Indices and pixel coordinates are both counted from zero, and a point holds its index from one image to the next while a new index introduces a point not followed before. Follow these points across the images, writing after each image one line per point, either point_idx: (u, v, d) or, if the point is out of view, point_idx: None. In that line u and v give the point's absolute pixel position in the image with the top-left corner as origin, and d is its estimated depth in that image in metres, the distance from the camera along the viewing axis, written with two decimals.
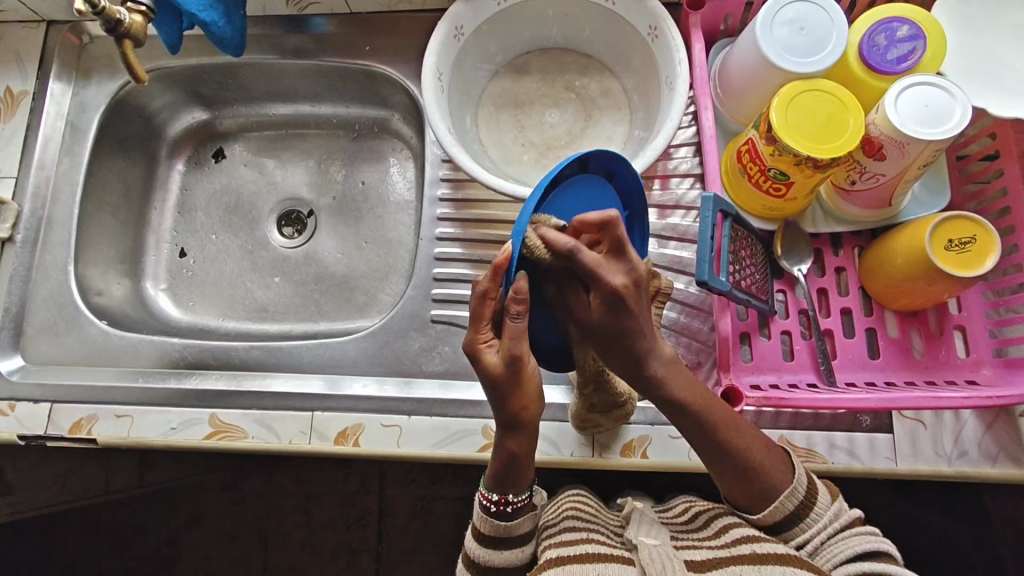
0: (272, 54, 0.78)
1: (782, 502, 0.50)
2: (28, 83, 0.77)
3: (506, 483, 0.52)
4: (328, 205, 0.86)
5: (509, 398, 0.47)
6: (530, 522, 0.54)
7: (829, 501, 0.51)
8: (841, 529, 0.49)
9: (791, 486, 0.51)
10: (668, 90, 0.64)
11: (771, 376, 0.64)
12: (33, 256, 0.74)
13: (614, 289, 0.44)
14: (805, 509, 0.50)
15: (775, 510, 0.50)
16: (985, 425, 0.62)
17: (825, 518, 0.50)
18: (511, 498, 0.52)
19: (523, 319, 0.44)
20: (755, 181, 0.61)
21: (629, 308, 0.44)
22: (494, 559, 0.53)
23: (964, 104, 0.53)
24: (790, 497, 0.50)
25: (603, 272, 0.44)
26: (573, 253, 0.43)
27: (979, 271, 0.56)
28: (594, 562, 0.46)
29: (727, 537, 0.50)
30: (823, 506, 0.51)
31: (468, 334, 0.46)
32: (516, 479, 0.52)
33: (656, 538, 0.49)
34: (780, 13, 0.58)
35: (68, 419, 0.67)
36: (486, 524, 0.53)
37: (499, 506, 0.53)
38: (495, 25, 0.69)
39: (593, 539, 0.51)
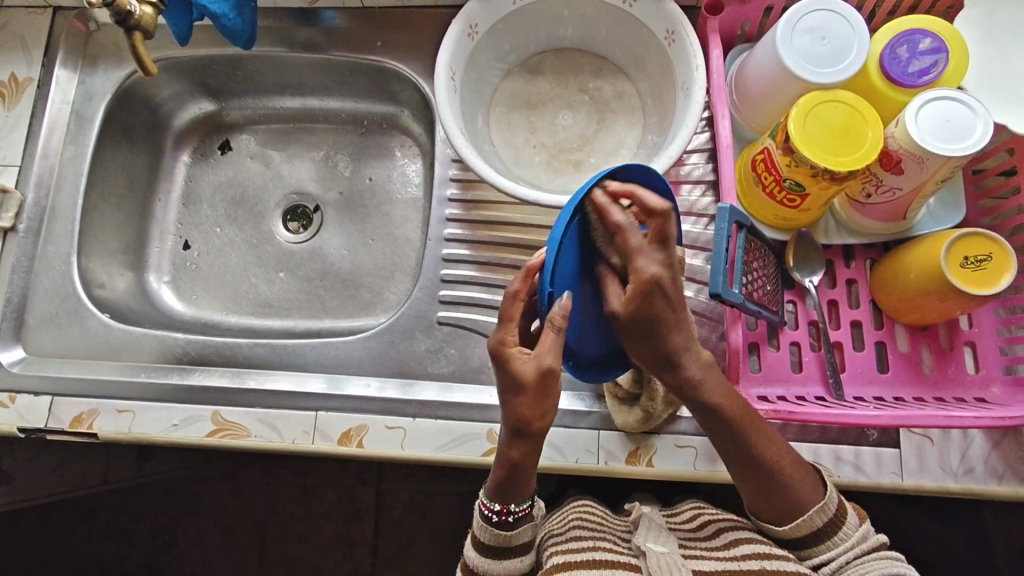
0: (283, 46, 0.77)
1: (811, 517, 0.51)
2: (33, 70, 0.76)
3: (506, 494, 0.51)
4: (335, 201, 0.85)
5: (522, 407, 0.45)
6: (530, 530, 0.54)
7: (858, 522, 0.51)
8: (866, 552, 0.50)
9: (821, 502, 0.51)
10: (684, 95, 0.63)
11: (778, 388, 0.63)
12: (36, 246, 0.73)
13: (648, 278, 0.44)
14: (833, 528, 0.51)
15: (803, 525, 0.51)
16: (992, 443, 0.62)
17: (852, 539, 0.50)
18: (513, 509, 0.52)
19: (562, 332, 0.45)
20: (770, 191, 0.60)
21: (657, 299, 0.45)
22: (491, 569, 0.53)
23: (985, 120, 0.53)
24: (821, 513, 0.51)
25: (640, 257, 0.45)
26: (620, 228, 0.45)
27: (995, 290, 0.55)
28: (601, 569, 0.47)
29: (739, 549, 0.51)
30: (850, 528, 0.51)
31: (495, 336, 0.46)
32: (517, 488, 0.51)
33: (665, 547, 0.50)
34: (800, 21, 0.58)
35: (69, 413, 0.67)
36: (486, 532, 0.53)
37: (501, 516, 0.52)
38: (511, 24, 0.68)
39: (599, 546, 0.51)
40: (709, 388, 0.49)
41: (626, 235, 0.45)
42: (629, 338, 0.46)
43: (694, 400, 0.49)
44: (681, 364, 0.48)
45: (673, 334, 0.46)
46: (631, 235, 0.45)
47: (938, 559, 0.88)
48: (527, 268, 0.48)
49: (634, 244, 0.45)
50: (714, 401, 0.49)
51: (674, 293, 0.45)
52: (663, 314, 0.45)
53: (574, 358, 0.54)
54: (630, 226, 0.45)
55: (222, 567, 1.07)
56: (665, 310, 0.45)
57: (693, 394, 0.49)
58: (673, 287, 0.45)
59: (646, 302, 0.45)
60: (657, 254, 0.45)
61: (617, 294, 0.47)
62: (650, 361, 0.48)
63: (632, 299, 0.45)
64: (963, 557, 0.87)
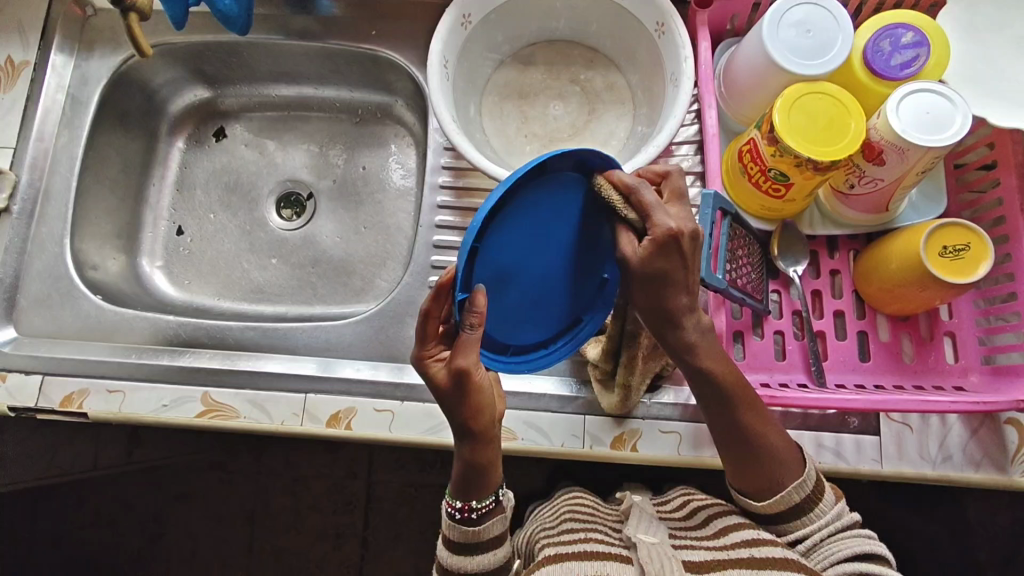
0: (279, 35, 0.78)
1: (789, 494, 0.52)
2: (29, 53, 0.76)
3: (466, 489, 0.52)
4: (329, 188, 0.85)
5: (460, 408, 0.47)
6: (501, 522, 0.54)
7: (833, 501, 0.52)
8: (840, 529, 0.51)
9: (799, 480, 0.52)
10: (672, 86, 0.64)
11: (762, 375, 0.64)
12: (29, 227, 0.74)
13: (670, 231, 0.42)
14: (809, 504, 0.52)
15: (780, 501, 0.52)
16: (970, 431, 0.63)
17: (826, 517, 0.52)
18: (475, 506, 0.52)
19: (476, 332, 0.43)
20: (755, 181, 0.61)
21: (678, 252, 0.43)
22: (465, 566, 0.53)
23: (964, 112, 0.54)
24: (798, 490, 0.52)
25: (655, 212, 0.43)
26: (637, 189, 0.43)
27: (973, 278, 0.57)
28: (591, 561, 0.46)
29: (728, 538, 0.50)
30: (827, 504, 0.52)
31: (418, 345, 0.47)
32: (479, 484, 0.52)
33: (655, 537, 0.49)
34: (786, 15, 0.59)
35: (59, 392, 0.67)
36: (453, 530, 0.53)
37: (464, 513, 0.52)
38: (504, 14, 0.69)
39: (590, 538, 0.51)
40: (705, 353, 0.48)
41: (642, 193, 0.43)
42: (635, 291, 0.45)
43: (690, 365, 0.49)
44: (681, 326, 0.46)
45: (682, 294, 0.45)
46: (648, 195, 0.43)
47: (918, 551, 0.89)
48: (438, 283, 0.45)
49: (651, 199, 0.43)
50: (707, 366, 0.48)
51: (693, 248, 0.44)
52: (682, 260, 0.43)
53: (508, 347, 0.51)
54: (643, 185, 0.43)
55: (210, 555, 1.08)
56: (678, 266, 0.43)
57: (692, 359, 0.48)
58: (691, 244, 0.44)
59: (666, 253, 0.43)
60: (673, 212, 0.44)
61: (628, 242, 0.44)
62: (650, 319, 0.47)
63: (650, 252, 0.43)
64: (940, 548, 0.89)
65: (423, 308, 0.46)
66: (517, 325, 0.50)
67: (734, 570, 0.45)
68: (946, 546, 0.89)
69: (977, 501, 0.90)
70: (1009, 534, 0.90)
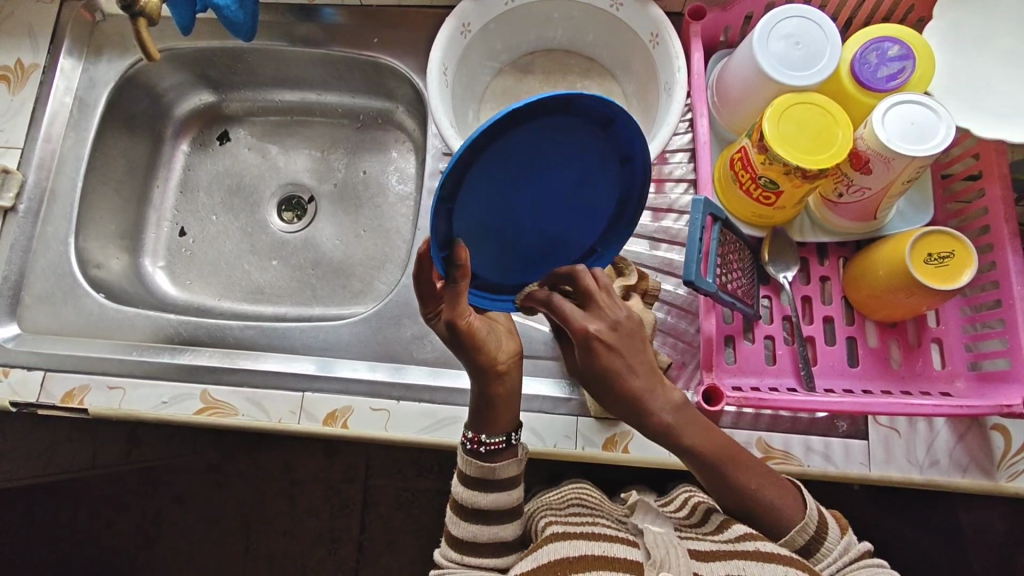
0: (283, 41, 0.80)
1: (794, 536, 0.52)
2: (39, 57, 0.78)
3: (478, 422, 0.53)
4: (329, 193, 0.87)
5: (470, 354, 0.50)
6: (514, 465, 0.54)
7: (840, 535, 0.54)
8: (851, 562, 0.52)
9: (801, 522, 0.52)
10: (666, 95, 0.66)
11: (752, 379, 0.65)
12: (35, 226, 0.75)
13: (585, 331, 0.45)
14: (816, 544, 0.53)
15: (788, 544, 0.52)
16: (957, 436, 0.64)
17: (835, 552, 0.53)
18: (485, 439, 0.53)
19: (457, 284, 0.45)
20: (746, 188, 0.63)
21: (601, 353, 0.45)
22: (480, 501, 0.53)
23: (948, 123, 0.56)
24: (802, 532, 0.52)
25: (573, 318, 0.46)
26: (548, 301, 0.47)
27: (957, 284, 0.58)
28: (600, 541, 0.47)
29: (732, 532, 0.51)
30: (833, 541, 0.53)
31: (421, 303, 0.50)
32: (491, 418, 0.53)
33: (661, 526, 0.49)
34: (777, 27, 0.60)
35: (61, 388, 0.69)
36: (470, 466, 0.54)
37: (475, 445, 0.53)
38: (502, 24, 0.71)
39: (597, 523, 0.52)
40: (682, 430, 0.47)
41: (557, 304, 0.47)
42: (587, 388, 0.47)
43: (668, 441, 0.48)
44: (647, 409, 0.46)
45: (630, 378, 0.45)
46: (569, 311, 0.46)
47: (910, 559, 0.90)
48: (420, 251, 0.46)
49: (564, 311, 0.46)
50: (694, 444, 0.48)
51: (625, 346, 0.45)
52: (611, 356, 0.45)
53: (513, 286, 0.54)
54: (559, 297, 0.47)
55: (206, 557, 1.08)
56: (613, 361, 0.45)
57: (672, 438, 0.48)
58: (617, 337, 0.45)
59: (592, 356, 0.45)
60: (597, 312, 0.46)
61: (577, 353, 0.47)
62: (620, 413, 0.47)
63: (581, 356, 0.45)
64: (933, 556, 0.90)
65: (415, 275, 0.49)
66: (508, 264, 0.52)
67: (737, 561, 0.46)
68: (938, 554, 0.90)
69: (969, 509, 0.90)
70: (998, 542, 0.90)
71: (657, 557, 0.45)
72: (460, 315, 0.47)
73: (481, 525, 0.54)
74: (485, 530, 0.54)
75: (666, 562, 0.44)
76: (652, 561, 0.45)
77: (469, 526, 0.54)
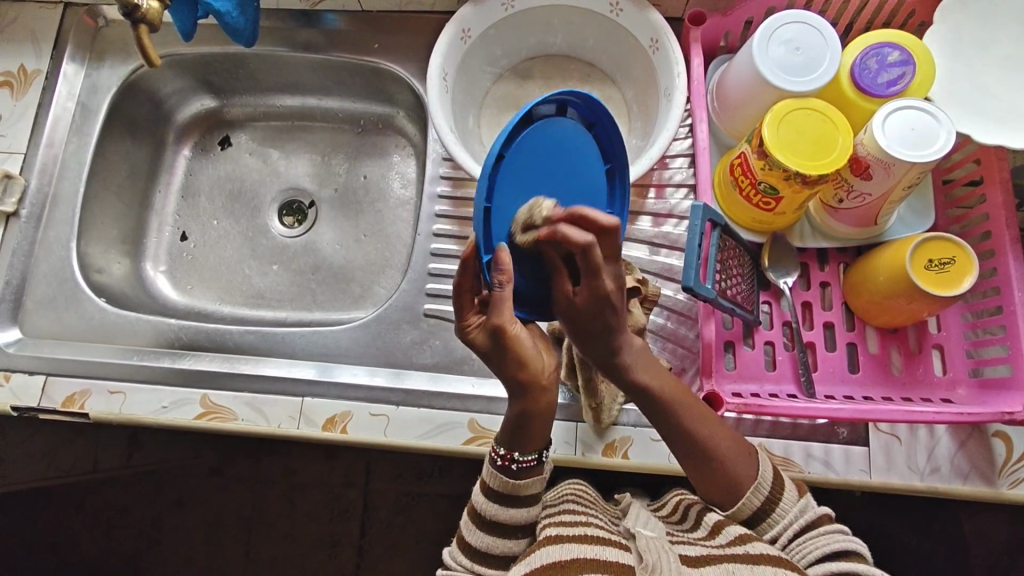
0: (284, 46, 0.80)
1: (750, 498, 0.52)
2: (42, 63, 0.79)
3: (514, 439, 0.52)
4: (330, 197, 0.87)
5: (507, 364, 0.50)
6: (539, 483, 0.54)
7: (796, 497, 0.52)
8: (806, 527, 0.50)
9: (757, 481, 0.52)
10: (666, 100, 0.66)
11: (752, 385, 0.65)
12: (37, 231, 0.75)
13: (608, 291, 0.45)
14: (771, 506, 0.52)
15: (742, 506, 0.52)
16: (958, 443, 0.63)
17: (790, 515, 0.51)
18: (517, 457, 0.52)
19: (506, 288, 0.46)
20: (746, 194, 0.63)
21: (611, 306, 0.46)
22: (500, 515, 0.53)
23: (948, 129, 0.55)
24: (756, 492, 0.52)
25: (603, 272, 0.44)
26: (587, 248, 0.42)
27: (958, 291, 0.58)
28: (592, 545, 0.47)
29: (726, 533, 0.50)
30: (788, 504, 0.52)
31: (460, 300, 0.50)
32: (527, 437, 0.52)
33: (654, 531, 0.49)
34: (776, 33, 0.60)
35: (62, 393, 0.69)
36: (494, 479, 0.53)
37: (504, 461, 0.52)
38: (502, 29, 0.71)
39: (590, 524, 0.51)
40: (641, 370, 0.52)
41: (595, 253, 0.43)
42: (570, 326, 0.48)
43: (627, 381, 0.52)
44: (629, 369, 0.51)
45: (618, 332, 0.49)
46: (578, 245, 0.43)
47: (913, 565, 0.89)
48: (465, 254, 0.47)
49: (598, 261, 0.43)
50: (643, 381, 0.51)
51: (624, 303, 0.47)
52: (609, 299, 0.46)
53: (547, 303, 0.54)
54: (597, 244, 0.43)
55: (207, 560, 1.08)
56: (610, 316, 0.47)
57: (627, 377, 0.51)
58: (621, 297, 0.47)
59: (601, 306, 0.46)
60: (614, 268, 0.46)
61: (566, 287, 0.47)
62: (593, 356, 0.51)
63: (586, 301, 0.46)
64: (936, 563, 0.89)
65: (455, 281, 0.49)
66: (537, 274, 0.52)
67: (729, 565, 0.45)
68: (941, 561, 0.89)
69: (972, 516, 0.90)
70: (1002, 550, 0.90)
71: (649, 561, 0.45)
72: (505, 322, 0.48)
73: (496, 537, 0.53)
74: (499, 543, 0.53)
75: (657, 566, 0.44)
76: (644, 564, 0.45)
77: (484, 535, 0.53)
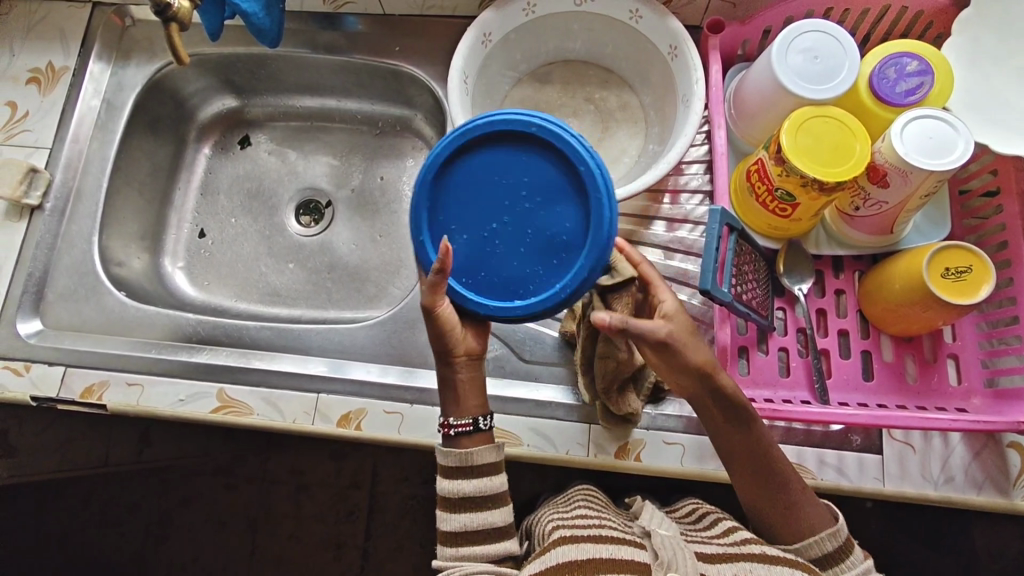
0: (306, 48, 0.81)
1: (823, 540, 0.53)
2: (69, 60, 0.81)
3: (446, 405, 0.58)
4: (347, 198, 0.88)
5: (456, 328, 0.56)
6: (491, 452, 0.56)
7: (862, 556, 0.53)
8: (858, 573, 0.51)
9: (832, 527, 0.53)
10: (684, 107, 0.67)
11: (766, 391, 0.65)
12: (61, 224, 0.77)
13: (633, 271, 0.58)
14: (842, 554, 0.52)
15: (813, 546, 0.53)
16: (972, 453, 0.63)
17: (857, 568, 0.51)
18: (453, 422, 0.56)
19: None
20: (762, 200, 0.63)
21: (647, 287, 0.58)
22: (461, 488, 0.55)
23: (966, 138, 0.56)
24: (832, 536, 0.53)
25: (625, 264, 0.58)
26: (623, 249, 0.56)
27: (975, 299, 0.58)
28: (606, 543, 0.47)
29: (736, 536, 0.52)
30: (856, 559, 0.52)
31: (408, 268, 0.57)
32: (456, 400, 0.57)
33: (669, 530, 0.50)
34: (795, 41, 0.61)
35: (80, 384, 0.70)
36: (447, 457, 0.56)
37: (445, 430, 0.56)
38: (523, 35, 0.72)
39: (604, 525, 0.52)
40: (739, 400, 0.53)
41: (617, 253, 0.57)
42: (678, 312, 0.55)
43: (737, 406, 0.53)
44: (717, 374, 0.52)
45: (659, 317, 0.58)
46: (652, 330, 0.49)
47: None
48: None
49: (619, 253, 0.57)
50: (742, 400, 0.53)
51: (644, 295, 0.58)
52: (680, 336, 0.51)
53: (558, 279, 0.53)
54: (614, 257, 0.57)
55: (212, 559, 1.09)
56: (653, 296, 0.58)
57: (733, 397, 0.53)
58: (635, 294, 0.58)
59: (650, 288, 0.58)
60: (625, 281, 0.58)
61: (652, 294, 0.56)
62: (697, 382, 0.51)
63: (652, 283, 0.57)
64: None
65: None
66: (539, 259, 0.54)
67: (745, 562, 0.46)
68: None
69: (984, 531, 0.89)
70: None
71: (665, 559, 0.46)
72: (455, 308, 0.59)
73: (468, 513, 0.55)
74: (475, 516, 0.55)
75: (673, 563, 0.45)
76: (660, 562, 0.46)
77: (455, 515, 0.55)
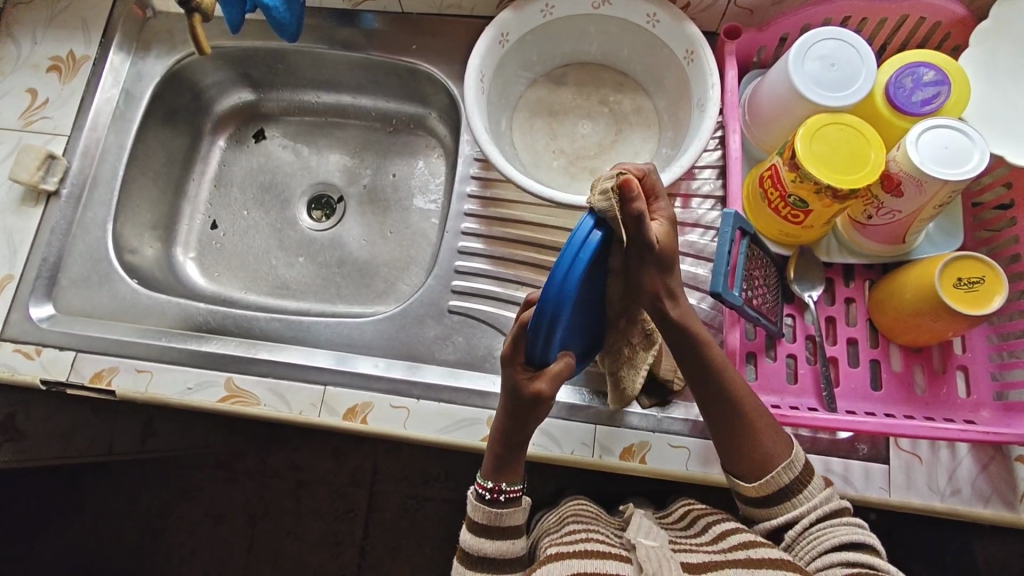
0: (323, 44, 0.82)
1: (778, 474, 0.53)
2: (90, 49, 0.81)
3: (500, 472, 0.55)
4: (358, 194, 0.89)
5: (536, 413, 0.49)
6: (520, 514, 0.56)
7: (820, 487, 0.54)
8: (829, 514, 0.52)
9: (789, 459, 0.53)
10: (699, 112, 0.67)
11: (773, 397, 0.65)
12: (76, 211, 0.77)
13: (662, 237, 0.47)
14: (798, 486, 0.53)
15: (769, 482, 0.53)
16: (980, 466, 0.63)
17: (813, 501, 0.53)
18: (504, 488, 0.55)
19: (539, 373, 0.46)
20: (775, 206, 0.63)
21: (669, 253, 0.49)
22: (486, 548, 0.55)
23: (982, 149, 0.56)
24: (787, 470, 0.53)
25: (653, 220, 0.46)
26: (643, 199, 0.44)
27: (987, 310, 0.58)
28: (592, 558, 0.47)
29: (730, 540, 0.51)
30: (814, 488, 0.53)
31: (505, 352, 0.46)
32: (511, 461, 0.54)
33: (654, 540, 0.50)
34: (813, 48, 0.61)
35: (90, 368, 0.70)
36: (478, 512, 0.55)
37: (493, 493, 0.55)
38: (540, 37, 0.73)
39: (592, 538, 0.52)
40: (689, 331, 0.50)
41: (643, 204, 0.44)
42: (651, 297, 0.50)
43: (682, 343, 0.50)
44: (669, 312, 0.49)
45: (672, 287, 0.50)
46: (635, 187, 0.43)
47: None
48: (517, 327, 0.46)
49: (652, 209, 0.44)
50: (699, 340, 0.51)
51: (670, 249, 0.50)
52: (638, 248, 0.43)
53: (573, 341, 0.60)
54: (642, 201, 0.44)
55: (209, 552, 1.09)
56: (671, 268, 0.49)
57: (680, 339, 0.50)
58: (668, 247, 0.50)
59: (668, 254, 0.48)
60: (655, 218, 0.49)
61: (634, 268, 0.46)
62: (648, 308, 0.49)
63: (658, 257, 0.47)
64: None
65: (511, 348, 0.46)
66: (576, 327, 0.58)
67: (729, 570, 0.46)
68: None
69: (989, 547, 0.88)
70: None
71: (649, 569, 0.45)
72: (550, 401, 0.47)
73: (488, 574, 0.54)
74: None
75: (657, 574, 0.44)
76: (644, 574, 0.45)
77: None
